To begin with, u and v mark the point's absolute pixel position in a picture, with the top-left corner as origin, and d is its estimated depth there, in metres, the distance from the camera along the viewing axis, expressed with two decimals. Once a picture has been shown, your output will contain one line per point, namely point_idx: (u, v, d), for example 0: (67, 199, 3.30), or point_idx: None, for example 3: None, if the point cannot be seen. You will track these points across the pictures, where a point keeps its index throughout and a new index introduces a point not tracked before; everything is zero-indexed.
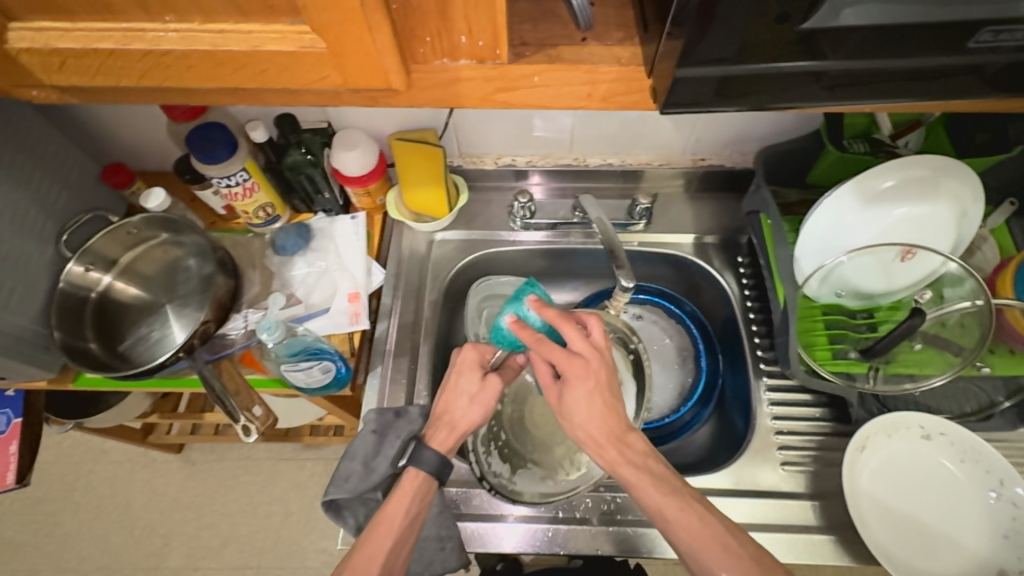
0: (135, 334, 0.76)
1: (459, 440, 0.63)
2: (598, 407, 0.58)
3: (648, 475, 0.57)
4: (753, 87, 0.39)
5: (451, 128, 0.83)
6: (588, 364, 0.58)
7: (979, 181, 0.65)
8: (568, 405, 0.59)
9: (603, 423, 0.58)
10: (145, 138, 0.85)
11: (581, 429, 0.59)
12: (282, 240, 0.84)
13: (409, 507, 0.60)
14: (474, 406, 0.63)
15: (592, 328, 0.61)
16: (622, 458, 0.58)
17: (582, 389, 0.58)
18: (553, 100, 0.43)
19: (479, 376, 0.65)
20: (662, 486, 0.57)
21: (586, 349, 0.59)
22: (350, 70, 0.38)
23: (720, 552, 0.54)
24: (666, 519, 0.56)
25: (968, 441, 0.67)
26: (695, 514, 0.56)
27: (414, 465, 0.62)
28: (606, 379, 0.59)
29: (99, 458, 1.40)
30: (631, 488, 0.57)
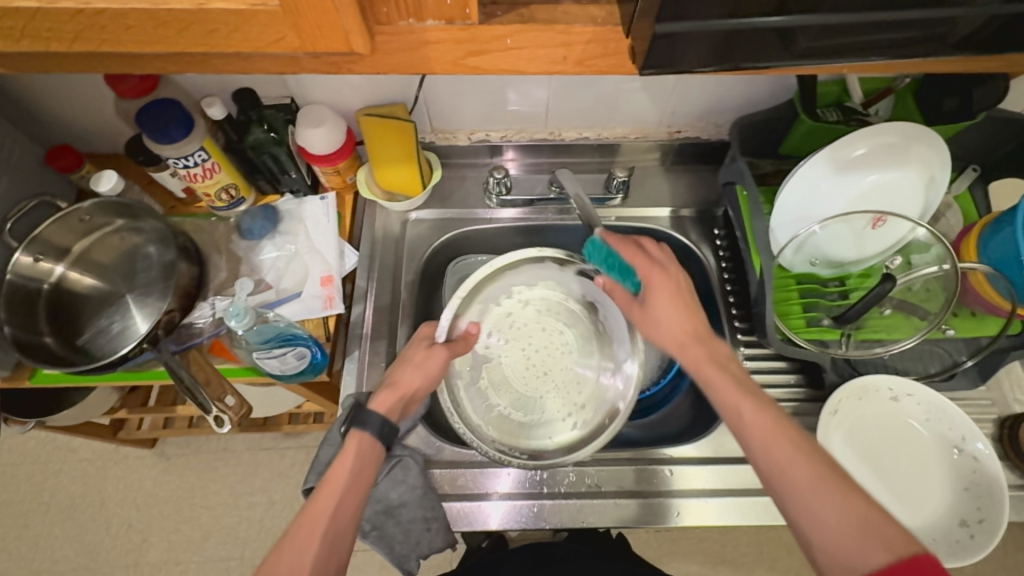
0: (95, 325, 0.73)
1: (400, 401, 0.65)
2: (677, 308, 0.64)
3: (728, 377, 0.58)
4: (729, 44, 0.38)
5: (421, 102, 0.79)
6: (653, 272, 0.65)
7: (946, 147, 0.66)
8: (653, 313, 0.65)
9: (686, 323, 0.63)
10: (92, 117, 0.79)
11: (661, 337, 0.64)
12: (248, 223, 0.81)
13: (353, 464, 0.59)
14: (416, 371, 0.66)
15: (653, 249, 0.67)
16: (707, 358, 0.60)
17: (660, 285, 0.64)
18: (527, 64, 0.41)
19: (426, 346, 0.68)
20: (741, 386, 0.57)
21: (664, 261, 0.66)
22: (308, 32, 0.36)
23: (797, 452, 0.51)
24: (740, 414, 0.56)
25: (933, 400, 0.70)
26: (771, 413, 0.54)
27: (356, 428, 0.62)
28: (685, 287, 0.65)
29: (67, 456, 1.35)
30: (712, 389, 0.58)
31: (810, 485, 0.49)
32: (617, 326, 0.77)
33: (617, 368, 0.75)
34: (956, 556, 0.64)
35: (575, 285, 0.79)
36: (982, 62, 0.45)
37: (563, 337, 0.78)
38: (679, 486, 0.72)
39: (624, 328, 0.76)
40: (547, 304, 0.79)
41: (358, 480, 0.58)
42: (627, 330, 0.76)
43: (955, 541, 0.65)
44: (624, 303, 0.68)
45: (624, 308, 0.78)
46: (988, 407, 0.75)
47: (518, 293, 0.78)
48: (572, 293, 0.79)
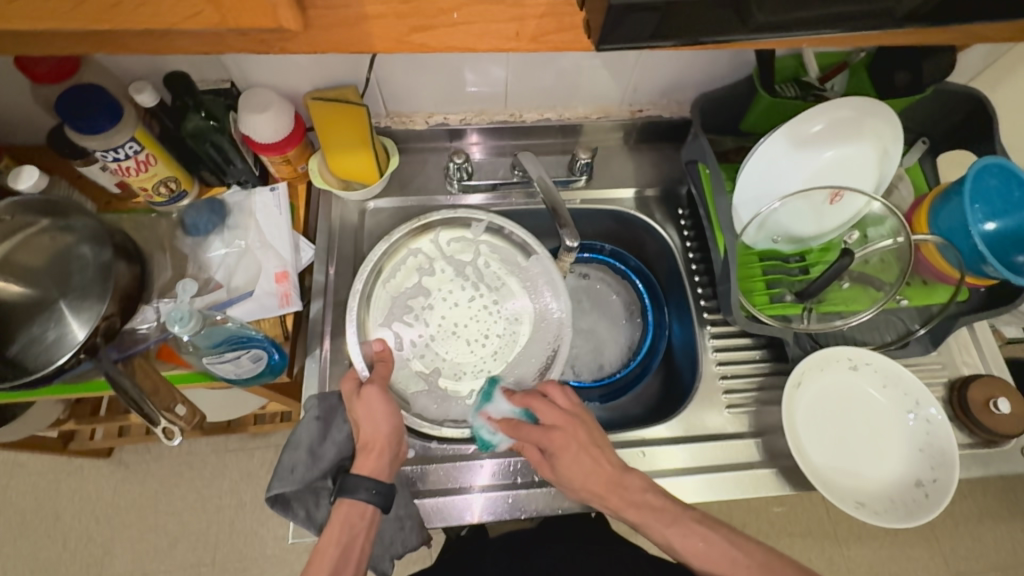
0: (27, 335, 0.66)
1: (384, 456, 0.60)
2: (589, 462, 0.63)
3: (649, 510, 0.62)
4: (681, 20, 0.36)
5: (374, 85, 0.75)
6: (565, 427, 0.65)
7: (898, 119, 0.67)
8: (563, 475, 0.64)
9: (598, 477, 0.63)
10: (4, 105, 0.72)
11: (586, 498, 0.64)
12: (193, 218, 0.76)
13: (342, 535, 0.57)
14: (371, 421, 0.61)
15: (557, 395, 0.68)
16: (624, 502, 0.62)
17: (574, 447, 0.64)
18: (477, 40, 0.39)
19: (358, 395, 0.63)
20: (664, 517, 0.61)
21: (571, 408, 0.67)
22: (227, 4, 0.33)
23: (733, 564, 0.58)
24: (677, 551, 0.61)
25: (890, 367, 0.73)
26: (700, 538, 0.60)
27: (344, 496, 0.58)
28: (586, 437, 0.65)
29: (15, 472, 1.27)
30: (641, 526, 0.62)
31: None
32: (501, 250, 0.81)
33: (530, 285, 0.80)
34: (913, 515, 0.67)
35: (436, 246, 0.81)
36: (930, 34, 0.45)
37: (466, 295, 0.80)
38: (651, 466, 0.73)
39: (516, 254, 0.81)
40: (438, 283, 0.80)
41: (351, 554, 0.57)
42: (517, 259, 0.81)
43: (912, 501, 0.68)
44: (535, 442, 0.65)
45: (506, 239, 0.81)
46: (939, 370, 0.79)
47: (411, 288, 0.79)
48: (447, 255, 0.81)
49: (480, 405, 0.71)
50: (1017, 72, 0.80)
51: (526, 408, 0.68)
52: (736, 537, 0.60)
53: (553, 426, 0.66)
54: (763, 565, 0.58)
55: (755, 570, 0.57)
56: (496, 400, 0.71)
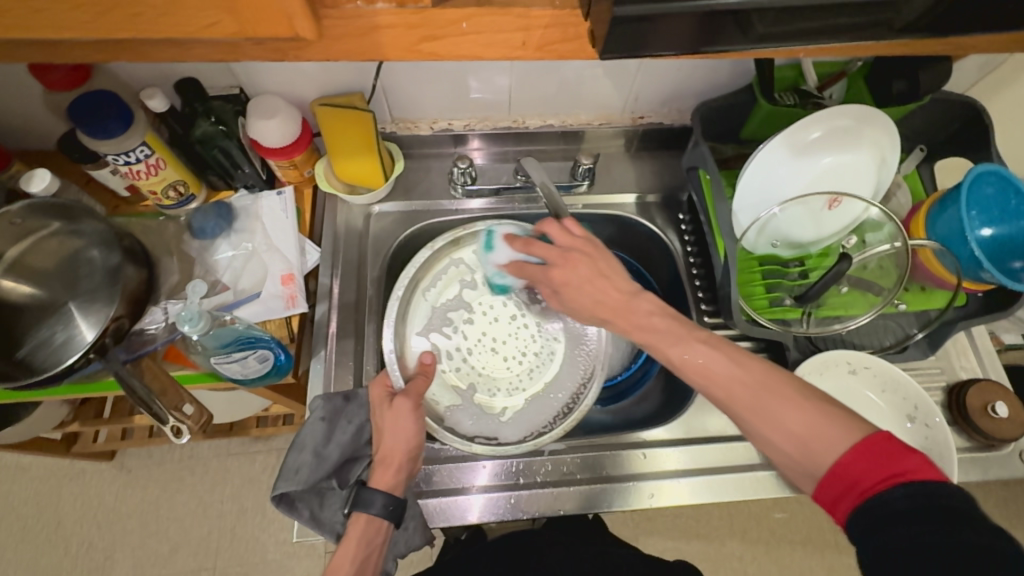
0: (36, 337, 0.68)
1: (401, 472, 0.62)
2: (593, 289, 0.62)
3: (653, 333, 0.57)
4: (680, 32, 0.38)
5: (380, 91, 0.77)
6: (564, 262, 0.63)
7: (895, 128, 0.69)
8: (569, 300, 0.64)
9: (607, 301, 0.61)
10: (17, 112, 0.73)
11: (595, 323, 0.63)
12: (200, 222, 0.78)
13: (358, 552, 0.58)
14: (396, 435, 0.62)
15: (553, 230, 0.65)
16: (631, 324, 0.60)
17: (580, 277, 0.62)
18: (484, 49, 0.40)
19: (387, 406, 0.64)
20: (666, 338, 0.56)
21: (569, 241, 0.64)
22: (246, 15, 0.34)
23: (731, 381, 0.51)
24: (677, 365, 0.55)
25: (887, 371, 0.73)
26: (700, 354, 0.53)
27: (358, 509, 0.61)
28: (593, 261, 0.63)
29: (17, 476, 1.27)
30: (648, 349, 0.58)
31: (749, 400, 0.50)
32: None
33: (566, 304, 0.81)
34: None
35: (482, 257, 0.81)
36: (923, 45, 0.46)
37: (505, 311, 0.81)
38: (651, 469, 0.73)
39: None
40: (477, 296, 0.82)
41: (367, 567, 0.59)
42: None
43: None
44: (539, 273, 0.67)
45: None
46: (937, 375, 0.79)
47: (452, 300, 0.81)
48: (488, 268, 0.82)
49: (486, 256, 0.78)
50: (1012, 81, 0.81)
51: (530, 248, 0.68)
52: (741, 357, 0.52)
53: (552, 261, 0.64)
54: (762, 384, 0.50)
55: (754, 387, 0.50)
56: (497, 248, 0.77)
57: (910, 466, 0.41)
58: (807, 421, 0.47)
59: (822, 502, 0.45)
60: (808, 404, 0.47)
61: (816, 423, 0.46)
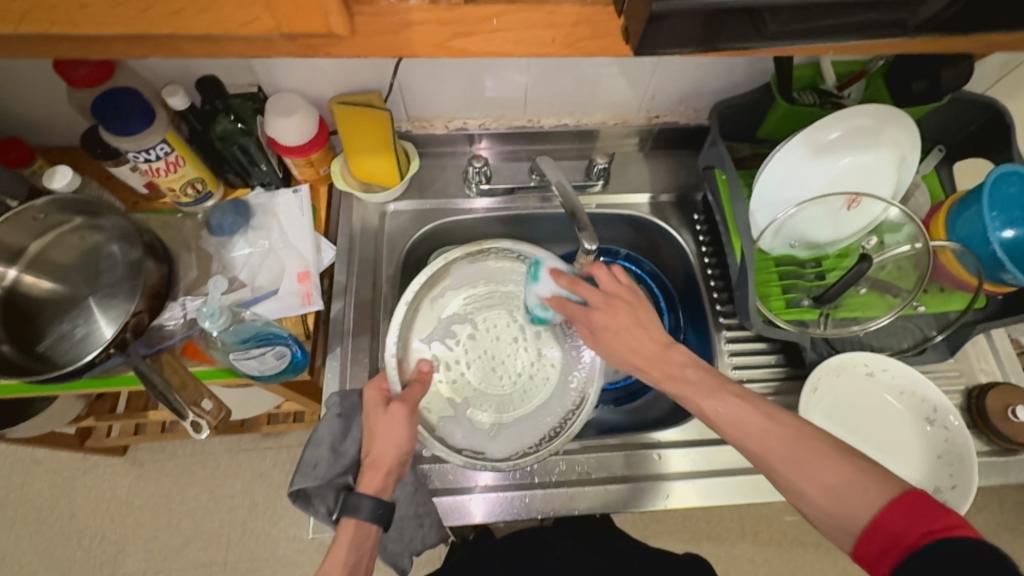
0: (57, 330, 0.68)
1: (389, 478, 0.61)
2: (632, 336, 0.63)
3: (690, 385, 0.59)
4: (711, 29, 0.38)
5: (397, 89, 0.77)
6: (607, 307, 0.65)
7: (916, 127, 0.68)
8: (608, 344, 0.65)
9: (645, 354, 0.63)
10: (40, 108, 0.74)
11: (627, 370, 0.64)
12: (218, 219, 0.77)
13: (347, 557, 0.58)
14: (387, 440, 0.61)
15: (602, 275, 0.68)
16: (665, 375, 0.61)
17: (620, 322, 0.64)
18: (513, 46, 0.40)
19: (382, 410, 0.64)
20: (701, 389, 0.58)
21: (616, 287, 0.67)
22: (280, 10, 0.35)
23: (764, 434, 0.53)
24: (712, 419, 0.57)
25: (907, 374, 0.73)
26: (734, 405, 0.56)
27: (347, 514, 0.59)
28: (634, 310, 0.65)
29: (32, 468, 1.28)
30: (680, 400, 0.60)
31: (785, 456, 0.52)
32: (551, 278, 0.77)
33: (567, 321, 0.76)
34: None
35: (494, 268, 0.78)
36: (951, 43, 0.46)
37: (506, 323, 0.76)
38: (666, 468, 0.73)
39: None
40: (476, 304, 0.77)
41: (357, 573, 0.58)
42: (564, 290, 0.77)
43: None
44: (578, 315, 0.68)
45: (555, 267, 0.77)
46: (956, 378, 0.79)
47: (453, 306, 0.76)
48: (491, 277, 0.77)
49: (530, 286, 0.74)
50: None
51: (576, 287, 0.69)
52: (773, 410, 0.55)
53: (596, 304, 0.66)
54: (801, 439, 0.52)
55: (789, 443, 0.52)
56: (543, 281, 0.73)
57: (948, 524, 0.42)
58: (843, 476, 0.49)
59: (862, 559, 0.46)
60: (845, 463, 0.49)
61: (855, 484, 0.48)
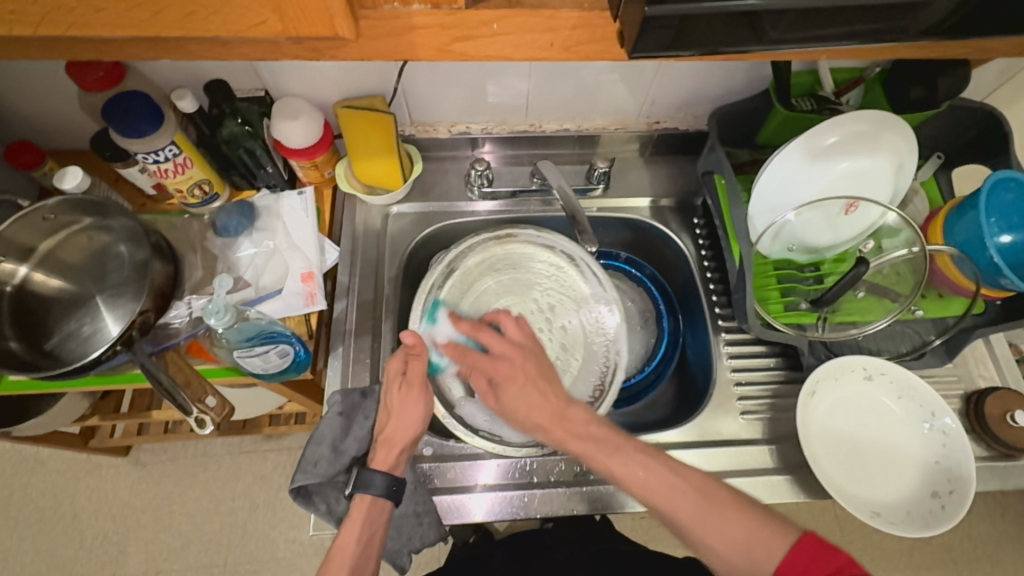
0: (65, 329, 0.70)
1: (401, 454, 0.64)
2: (534, 394, 0.63)
3: (592, 442, 0.60)
4: (706, 34, 0.39)
5: (401, 94, 0.78)
6: (513, 357, 0.64)
7: (912, 133, 0.69)
8: (506, 403, 0.64)
9: (544, 413, 0.62)
10: (53, 111, 0.76)
11: (529, 429, 0.63)
12: (223, 219, 0.78)
13: (361, 532, 0.61)
14: (403, 421, 0.64)
15: (507, 325, 0.66)
16: (568, 434, 0.61)
17: (523, 376, 0.63)
18: (513, 50, 0.42)
19: (399, 389, 0.65)
20: (606, 448, 0.59)
21: (520, 337, 0.66)
22: (289, 15, 0.36)
23: (671, 491, 0.56)
24: (617, 477, 0.58)
25: (904, 377, 0.73)
26: (641, 466, 0.58)
27: (360, 491, 0.62)
28: (533, 368, 0.64)
29: (35, 469, 1.29)
30: (580, 457, 0.60)
31: (693, 514, 0.55)
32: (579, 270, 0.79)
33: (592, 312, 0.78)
34: (929, 525, 0.67)
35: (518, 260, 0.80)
36: (944, 48, 0.47)
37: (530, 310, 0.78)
38: None
39: (583, 287, 0.79)
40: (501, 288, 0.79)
41: (370, 547, 0.61)
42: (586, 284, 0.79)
43: (928, 512, 0.68)
44: (481, 368, 0.66)
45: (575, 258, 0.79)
46: (955, 383, 0.79)
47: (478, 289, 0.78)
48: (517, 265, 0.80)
49: (427, 327, 0.74)
50: None
51: (478, 334, 0.66)
52: (676, 464, 0.58)
53: (503, 354, 0.65)
54: (701, 490, 0.56)
55: (692, 496, 0.56)
56: (440, 322, 0.74)
57: (844, 561, 0.48)
58: (744, 528, 0.54)
59: None
60: (745, 515, 0.55)
61: (751, 532, 0.53)
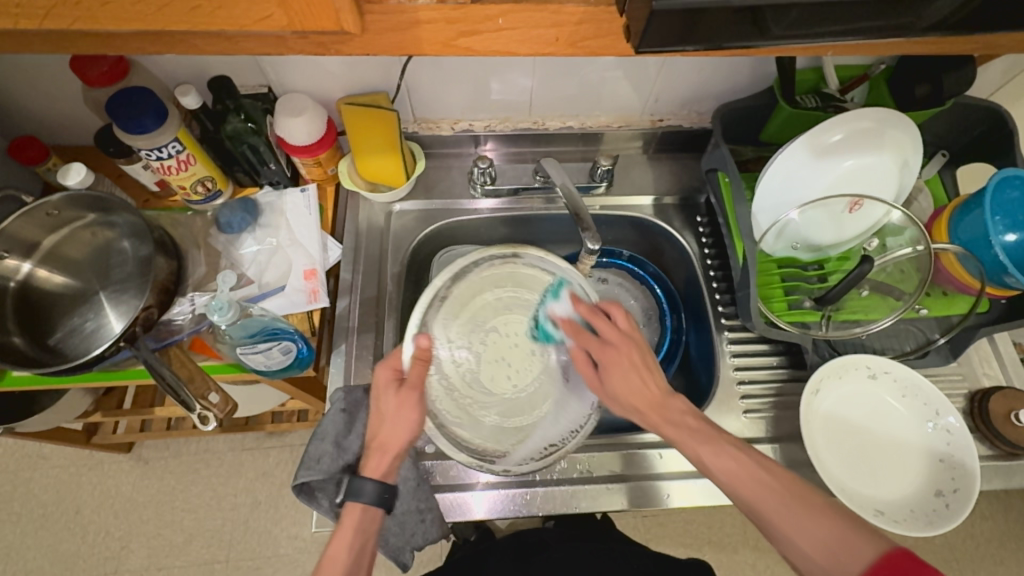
0: (68, 324, 0.70)
1: (393, 461, 0.61)
2: (637, 380, 0.61)
3: (686, 430, 0.59)
4: (714, 29, 0.38)
5: (404, 91, 0.78)
6: (621, 346, 0.63)
7: (917, 131, 0.69)
8: (609, 386, 0.63)
9: (644, 398, 0.61)
10: (57, 107, 0.76)
11: (626, 411, 0.62)
12: (227, 216, 0.79)
13: (353, 541, 0.59)
14: (396, 424, 0.61)
15: (619, 316, 0.65)
16: (663, 420, 0.60)
17: (624, 366, 0.62)
18: (518, 45, 0.42)
19: (394, 391, 0.62)
20: (698, 436, 0.59)
21: (625, 331, 0.64)
22: (295, 9, 0.36)
23: (763, 488, 0.55)
24: (703, 462, 0.58)
25: (908, 376, 0.73)
26: (732, 457, 0.57)
27: (351, 499, 0.60)
28: (639, 358, 0.63)
29: (38, 464, 1.30)
30: (677, 444, 0.59)
31: (781, 509, 0.53)
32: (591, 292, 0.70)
33: None
34: (933, 525, 0.66)
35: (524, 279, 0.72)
36: (953, 45, 0.46)
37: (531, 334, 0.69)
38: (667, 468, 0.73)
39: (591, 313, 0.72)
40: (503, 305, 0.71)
41: (363, 556, 0.59)
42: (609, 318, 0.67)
43: (931, 511, 0.67)
44: (586, 343, 0.64)
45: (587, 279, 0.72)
46: (959, 382, 0.78)
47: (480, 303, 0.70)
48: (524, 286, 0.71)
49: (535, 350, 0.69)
50: None
51: (593, 318, 0.64)
52: (768, 462, 0.57)
53: (609, 339, 0.63)
54: (793, 493, 0.54)
55: (780, 494, 0.54)
56: (564, 300, 0.69)
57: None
58: (830, 528, 0.51)
59: None
60: (836, 522, 0.51)
61: (850, 542, 0.49)
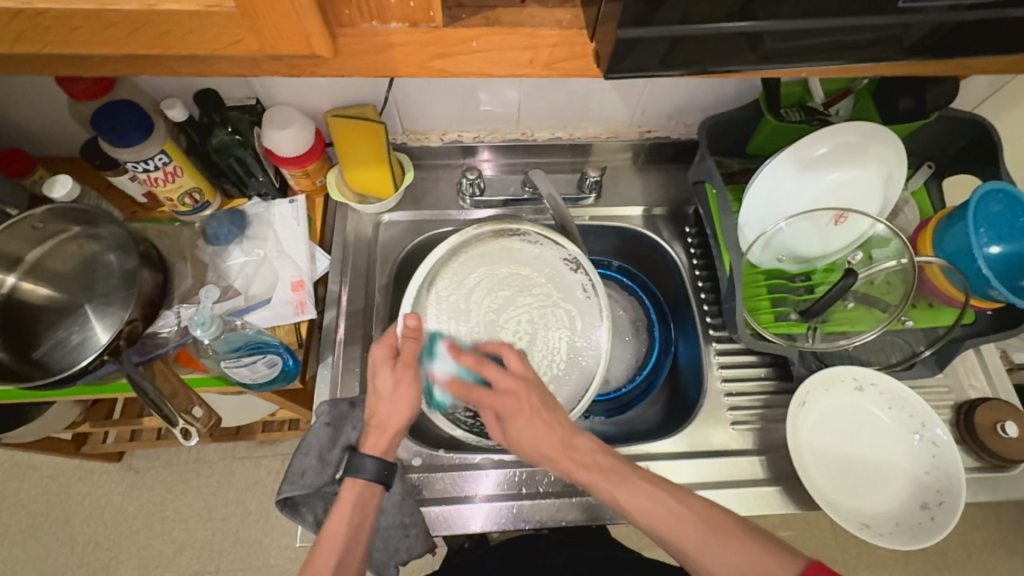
0: (53, 337, 0.69)
1: (393, 438, 0.63)
2: (542, 427, 0.61)
3: (598, 472, 0.60)
4: (690, 54, 0.39)
5: (391, 103, 0.78)
6: (518, 391, 0.61)
7: (901, 144, 0.69)
8: (514, 438, 0.62)
9: (550, 441, 0.61)
10: (42, 119, 0.76)
11: (537, 458, 0.62)
12: (213, 227, 0.78)
13: (352, 516, 0.60)
14: (393, 406, 0.62)
15: (510, 358, 0.63)
16: (574, 464, 0.61)
17: (526, 420, 0.61)
18: (495, 67, 0.42)
19: (392, 370, 0.63)
20: (611, 477, 0.59)
21: (522, 372, 0.62)
22: (268, 35, 0.36)
23: (676, 519, 0.57)
24: (621, 506, 0.58)
25: (895, 389, 0.73)
26: (646, 494, 0.58)
27: (351, 476, 0.61)
28: (539, 401, 0.61)
29: (27, 474, 1.29)
30: (590, 488, 0.60)
31: (698, 545, 0.55)
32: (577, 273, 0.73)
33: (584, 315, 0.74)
34: (919, 538, 0.67)
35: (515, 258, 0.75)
36: (925, 66, 0.47)
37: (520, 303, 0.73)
38: None
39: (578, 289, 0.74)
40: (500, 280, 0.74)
41: (360, 533, 0.60)
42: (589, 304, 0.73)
43: (917, 524, 0.67)
44: (490, 410, 0.62)
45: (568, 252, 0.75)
46: (945, 393, 0.79)
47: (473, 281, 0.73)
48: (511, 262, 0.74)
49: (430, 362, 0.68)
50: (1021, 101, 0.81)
51: (479, 369, 0.62)
52: (661, 486, 0.59)
53: (507, 390, 0.61)
54: (708, 520, 0.56)
55: (683, 519, 0.56)
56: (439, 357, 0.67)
57: None
58: (747, 556, 0.54)
59: None
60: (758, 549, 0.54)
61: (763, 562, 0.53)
